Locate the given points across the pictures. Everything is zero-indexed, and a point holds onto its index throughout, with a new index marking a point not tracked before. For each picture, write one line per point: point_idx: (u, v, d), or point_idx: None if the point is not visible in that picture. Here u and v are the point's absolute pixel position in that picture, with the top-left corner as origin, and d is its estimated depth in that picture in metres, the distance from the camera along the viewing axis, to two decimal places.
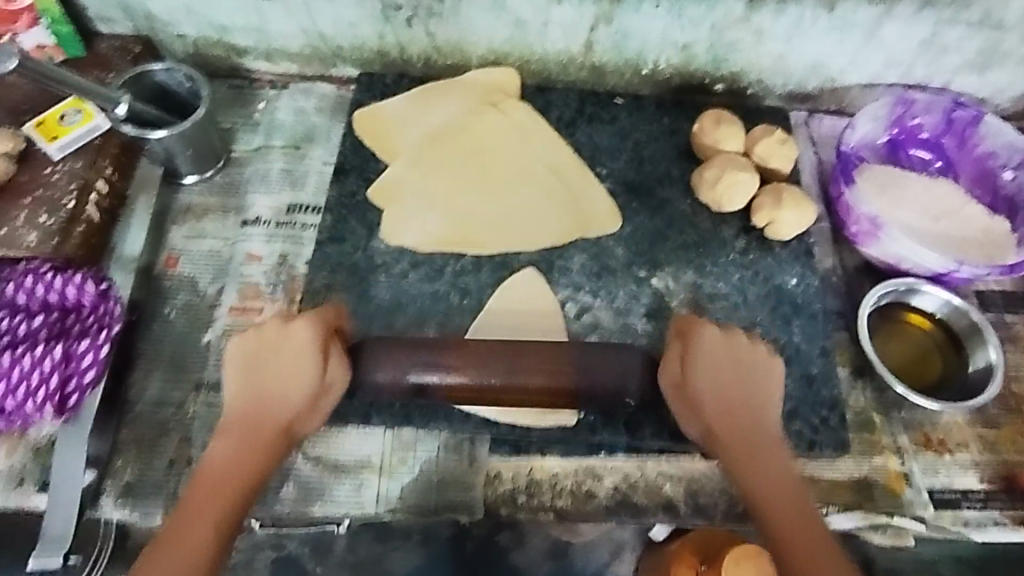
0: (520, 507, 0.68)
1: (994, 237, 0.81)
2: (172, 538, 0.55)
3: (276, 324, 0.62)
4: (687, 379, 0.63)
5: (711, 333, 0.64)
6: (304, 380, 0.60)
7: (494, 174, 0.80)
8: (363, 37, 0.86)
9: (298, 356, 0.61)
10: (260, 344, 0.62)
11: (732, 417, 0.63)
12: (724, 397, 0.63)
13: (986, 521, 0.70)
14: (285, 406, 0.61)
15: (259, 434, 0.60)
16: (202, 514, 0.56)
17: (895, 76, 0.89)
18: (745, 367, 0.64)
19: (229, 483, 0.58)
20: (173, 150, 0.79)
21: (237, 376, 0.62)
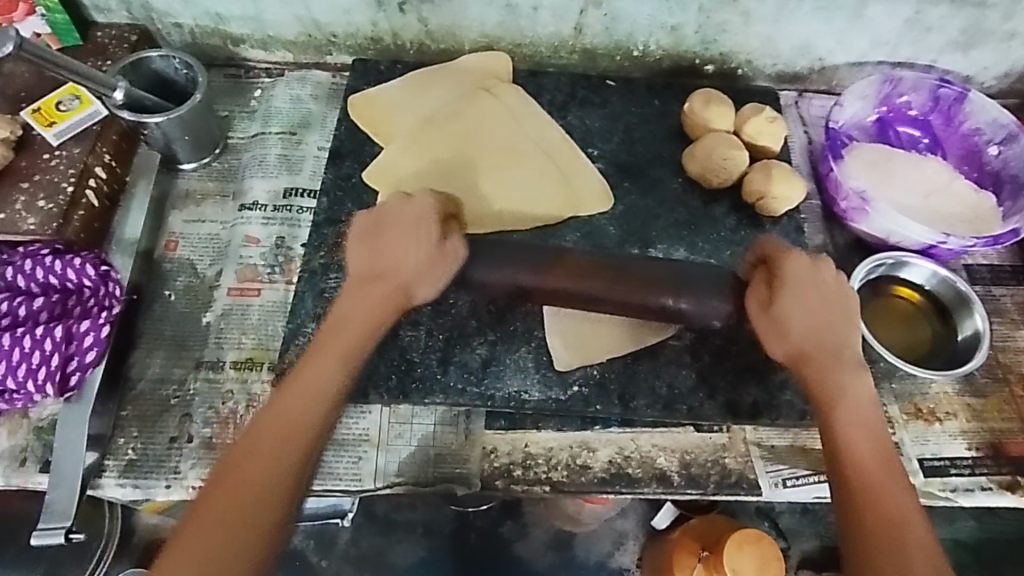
0: (515, 479, 0.70)
1: (981, 210, 0.83)
2: (286, 400, 0.57)
3: (394, 200, 0.64)
4: (773, 306, 0.62)
5: (800, 262, 0.63)
6: (420, 248, 0.62)
7: (488, 154, 0.81)
8: (356, 24, 0.87)
9: (417, 226, 0.63)
10: (378, 220, 0.64)
11: (826, 352, 0.61)
12: (798, 312, 0.61)
13: (973, 487, 0.71)
14: (407, 267, 0.62)
15: (381, 300, 0.62)
16: (316, 379, 0.58)
17: (882, 55, 0.90)
18: (835, 311, 0.63)
19: (340, 349, 0.60)
20: (170, 135, 0.80)
21: (359, 249, 0.64)
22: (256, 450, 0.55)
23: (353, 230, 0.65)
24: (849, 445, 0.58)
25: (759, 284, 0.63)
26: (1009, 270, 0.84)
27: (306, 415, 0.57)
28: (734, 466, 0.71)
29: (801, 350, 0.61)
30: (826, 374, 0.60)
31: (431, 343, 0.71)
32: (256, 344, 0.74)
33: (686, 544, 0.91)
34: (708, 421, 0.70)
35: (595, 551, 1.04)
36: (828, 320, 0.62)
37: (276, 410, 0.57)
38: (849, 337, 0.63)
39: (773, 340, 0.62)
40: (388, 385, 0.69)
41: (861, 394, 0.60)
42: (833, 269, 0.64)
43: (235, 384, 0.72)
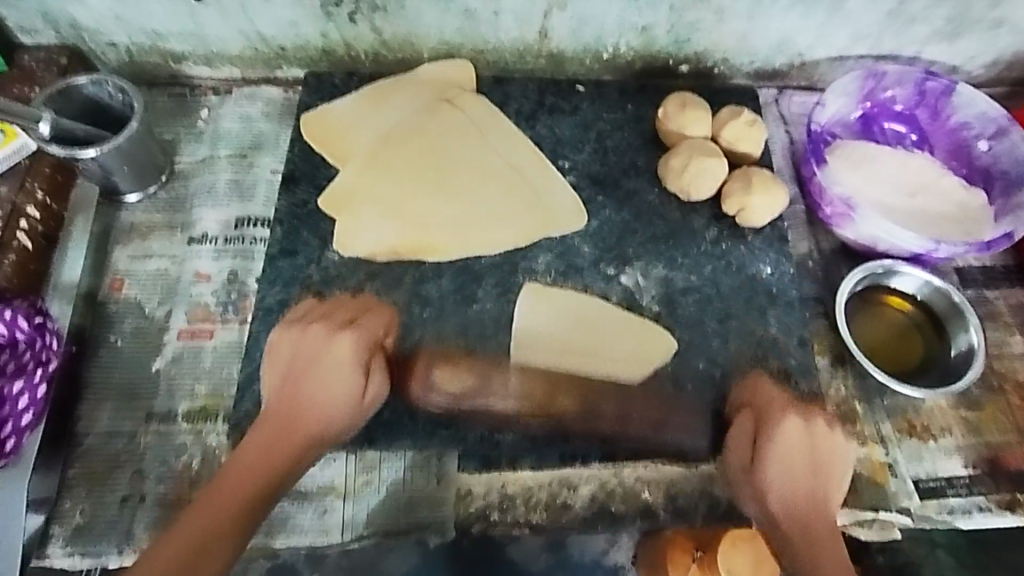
0: (493, 523, 0.66)
1: (971, 211, 0.79)
2: (240, 463, 0.57)
3: (321, 333, 0.65)
4: (760, 462, 0.63)
5: (795, 424, 0.65)
6: (347, 390, 0.62)
7: (451, 174, 0.75)
8: (305, 36, 0.81)
9: (347, 367, 0.63)
10: (301, 352, 0.64)
11: (809, 505, 0.62)
12: (778, 470, 0.62)
13: (971, 507, 0.69)
14: (331, 405, 0.62)
15: (286, 436, 0.60)
16: (249, 472, 0.57)
17: (864, 48, 0.85)
18: (827, 457, 0.64)
19: (283, 442, 0.60)
20: (109, 167, 0.74)
21: (277, 383, 0.63)
22: (162, 556, 0.51)
23: (284, 331, 0.65)
24: (809, 539, 0.60)
25: (744, 426, 0.65)
26: (1001, 272, 0.81)
27: (234, 514, 0.55)
28: (722, 497, 0.68)
29: (778, 523, 0.61)
30: (818, 534, 0.60)
31: (397, 384, 0.67)
32: (210, 391, 0.69)
33: (678, 541, 0.69)
34: (694, 452, 0.67)
35: (588, 551, 0.77)
36: (808, 475, 0.63)
37: (203, 507, 0.54)
38: (830, 480, 0.63)
39: (748, 487, 0.63)
40: (352, 432, 0.64)
41: (841, 558, 0.59)
42: (826, 424, 0.65)
43: (189, 436, 0.67)
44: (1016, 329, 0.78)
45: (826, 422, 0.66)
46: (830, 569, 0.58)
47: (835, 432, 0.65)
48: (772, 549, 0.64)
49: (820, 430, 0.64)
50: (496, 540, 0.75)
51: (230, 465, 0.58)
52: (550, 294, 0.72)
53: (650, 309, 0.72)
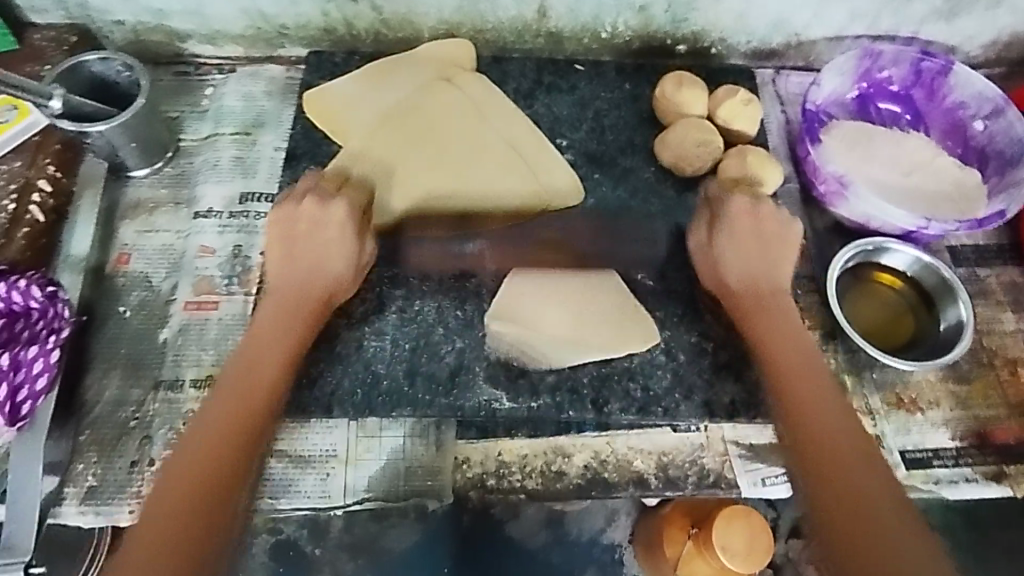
0: (489, 489, 0.68)
1: (965, 189, 0.80)
2: (232, 387, 0.59)
3: (311, 207, 0.67)
4: (713, 240, 0.69)
5: (739, 201, 0.70)
6: (343, 251, 0.67)
7: (449, 152, 0.76)
8: (306, 15, 0.83)
9: (335, 234, 0.67)
10: (292, 226, 0.67)
11: (756, 285, 0.67)
12: (730, 258, 0.68)
13: (957, 478, 0.71)
14: (332, 277, 0.66)
15: (301, 304, 0.65)
16: (248, 398, 0.58)
17: (861, 28, 0.86)
18: (772, 241, 0.68)
19: (295, 311, 0.64)
20: (116, 143, 0.75)
21: (280, 251, 0.67)
22: (212, 429, 0.56)
23: (268, 237, 0.68)
24: (791, 397, 0.60)
25: (701, 221, 0.71)
26: (994, 250, 0.82)
27: (255, 395, 0.59)
28: (712, 466, 0.70)
29: (744, 323, 0.66)
30: (773, 308, 0.66)
31: (397, 354, 0.69)
32: (215, 361, 0.71)
33: (677, 516, 0.71)
34: (685, 422, 0.69)
35: (586, 529, 0.76)
36: (762, 257, 0.68)
37: (228, 411, 0.58)
38: (782, 267, 0.68)
39: (708, 273, 0.70)
40: (353, 400, 0.67)
41: (782, 327, 0.65)
42: (775, 213, 0.69)
43: (195, 404, 0.69)
44: (1008, 307, 0.79)
45: (777, 219, 0.69)
46: (801, 377, 0.61)
47: (779, 214, 0.70)
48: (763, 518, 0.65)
49: (766, 216, 0.69)
50: (493, 515, 0.73)
51: (246, 351, 0.62)
52: (554, 255, 0.75)
53: (644, 284, 0.73)
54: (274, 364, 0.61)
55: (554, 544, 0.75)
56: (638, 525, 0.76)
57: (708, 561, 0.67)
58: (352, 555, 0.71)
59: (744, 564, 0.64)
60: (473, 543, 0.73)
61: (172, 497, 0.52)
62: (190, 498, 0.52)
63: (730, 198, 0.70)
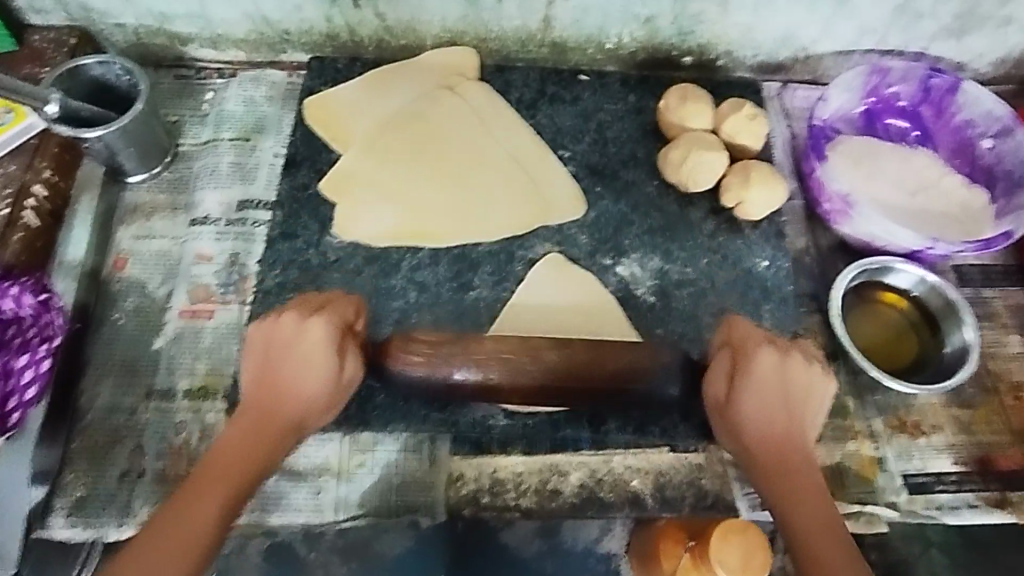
0: (483, 507, 0.67)
1: (972, 210, 0.79)
2: (173, 519, 0.53)
3: (291, 321, 0.61)
4: (733, 397, 0.60)
5: (767, 355, 0.61)
6: (323, 374, 0.60)
7: (450, 162, 0.75)
8: (309, 20, 0.82)
9: (314, 355, 0.60)
10: (272, 340, 0.61)
11: (780, 443, 0.60)
12: (747, 399, 0.60)
13: (959, 504, 0.69)
14: (308, 405, 0.60)
15: (270, 416, 0.59)
16: (196, 513, 0.53)
17: (869, 44, 0.85)
18: (799, 392, 0.61)
19: (262, 435, 0.58)
20: (114, 148, 0.75)
21: (255, 369, 0.61)
22: (158, 548, 0.51)
23: (247, 344, 0.62)
24: (790, 490, 0.57)
25: (721, 364, 0.62)
26: (1000, 271, 0.81)
27: (214, 503, 0.54)
28: (709, 487, 0.69)
29: (751, 453, 0.59)
30: (796, 471, 0.58)
31: (392, 367, 0.68)
32: (209, 370, 0.71)
33: (672, 531, 0.63)
34: (682, 443, 0.68)
35: (582, 538, 0.68)
36: (781, 401, 0.60)
37: (175, 509, 0.53)
38: (803, 430, 0.61)
39: (718, 414, 0.61)
40: (347, 414, 0.67)
41: (810, 481, 0.58)
42: (802, 357, 0.62)
43: (188, 414, 0.69)
44: (1014, 329, 0.78)
45: (804, 356, 0.62)
46: (806, 490, 0.57)
47: (813, 367, 0.62)
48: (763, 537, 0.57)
49: (794, 371, 0.61)
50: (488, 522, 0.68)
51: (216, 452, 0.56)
52: (563, 271, 0.72)
53: (644, 301, 0.72)
54: (241, 465, 0.56)
55: (549, 554, 0.67)
56: (635, 537, 0.67)
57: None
58: (345, 558, 0.65)
59: None
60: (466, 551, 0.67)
61: (145, 568, 0.50)
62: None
63: (749, 333, 0.63)
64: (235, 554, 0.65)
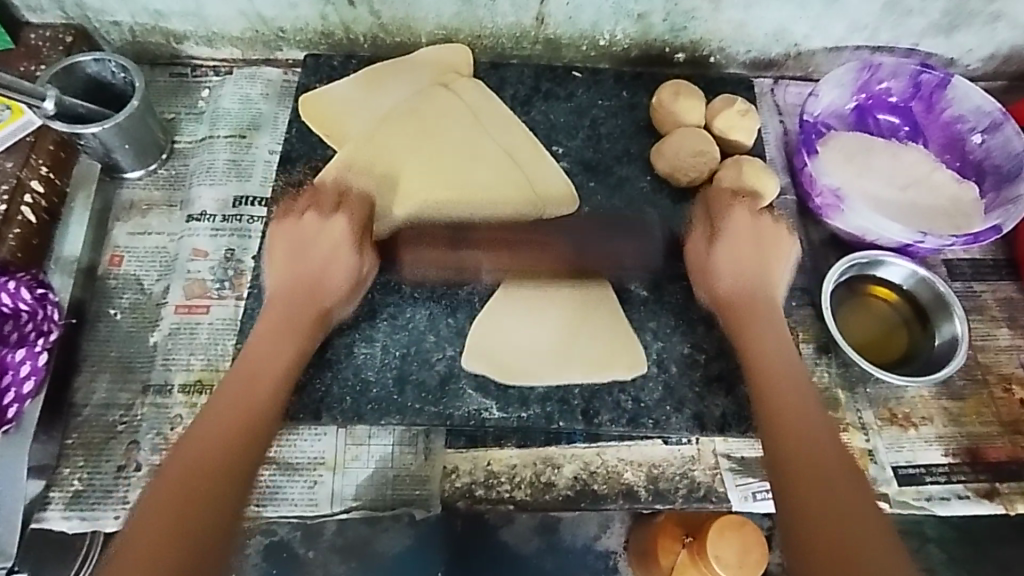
0: (477, 499, 0.68)
1: (962, 204, 0.79)
2: (221, 414, 0.57)
3: (315, 220, 0.69)
4: (710, 250, 0.70)
5: (739, 212, 0.71)
6: (348, 263, 0.68)
7: (444, 158, 0.76)
8: (304, 18, 0.82)
9: (337, 251, 0.68)
10: (297, 236, 0.69)
11: (749, 294, 0.68)
12: (725, 262, 0.69)
13: (948, 495, 0.70)
14: (334, 286, 0.67)
15: (301, 306, 0.66)
16: (246, 412, 0.58)
17: (860, 40, 0.85)
18: (771, 240, 0.70)
19: (271, 363, 0.62)
20: (110, 145, 0.75)
21: (280, 261, 0.68)
22: (188, 462, 0.53)
23: (271, 251, 0.69)
24: (767, 409, 0.59)
25: (701, 239, 0.71)
26: (990, 265, 0.82)
27: (253, 407, 0.58)
28: (702, 479, 0.70)
29: (723, 306, 0.69)
30: (762, 313, 0.67)
31: (387, 361, 0.68)
32: (205, 365, 0.71)
33: (669, 525, 0.68)
34: (675, 435, 0.68)
35: (580, 535, 0.74)
36: (755, 259, 0.69)
37: (220, 409, 0.57)
38: (772, 271, 0.70)
39: (699, 277, 0.70)
40: (342, 407, 0.66)
41: (775, 341, 0.65)
42: (772, 219, 0.72)
43: (183, 408, 0.69)
44: (1003, 322, 0.79)
45: (775, 224, 0.71)
46: (781, 402, 0.59)
47: (778, 224, 0.72)
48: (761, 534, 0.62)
49: (764, 226, 0.71)
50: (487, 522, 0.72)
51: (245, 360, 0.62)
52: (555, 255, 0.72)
53: (637, 295, 0.73)
54: (274, 373, 0.61)
55: (548, 551, 0.73)
56: (632, 534, 0.73)
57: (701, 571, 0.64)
58: (344, 557, 0.70)
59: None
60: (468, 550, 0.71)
61: (191, 457, 0.53)
62: (185, 499, 0.50)
63: (736, 167, 0.75)
64: None
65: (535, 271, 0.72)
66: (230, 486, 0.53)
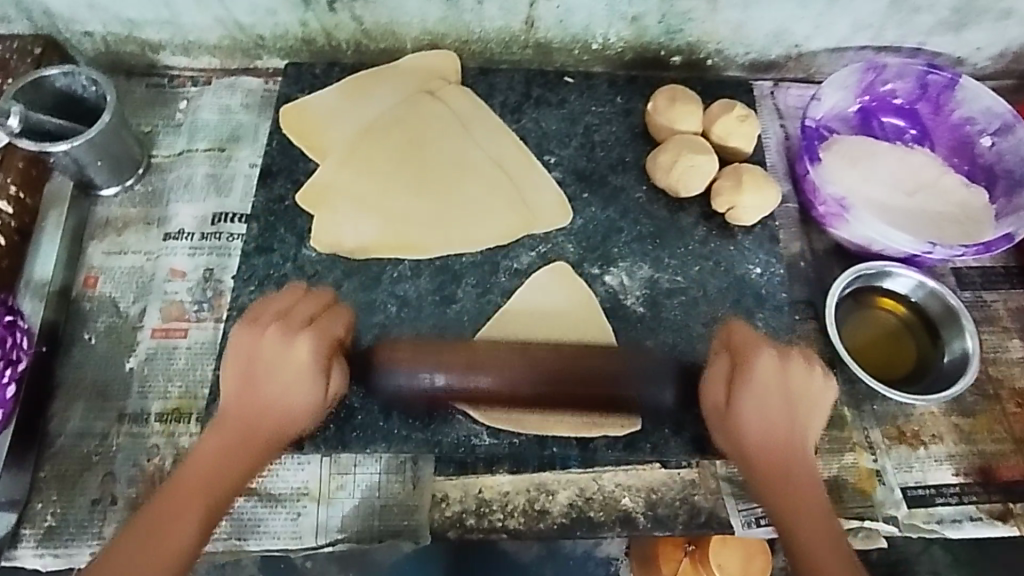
0: (468, 529, 0.65)
1: (972, 211, 0.76)
2: (148, 544, 0.50)
3: (276, 338, 0.56)
4: (733, 402, 0.57)
5: (766, 362, 0.58)
6: (305, 399, 0.56)
7: (431, 172, 0.73)
8: (284, 25, 0.79)
9: (299, 375, 0.56)
10: (256, 351, 0.56)
11: (777, 450, 0.57)
12: (749, 416, 0.57)
13: (960, 517, 0.67)
14: (290, 430, 0.56)
15: (248, 439, 0.55)
16: (172, 538, 0.51)
17: (865, 39, 0.82)
18: (805, 409, 0.58)
19: (235, 457, 0.54)
20: (83, 161, 0.72)
21: (232, 379, 0.56)
22: None
23: (229, 352, 0.57)
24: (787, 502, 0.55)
25: (720, 368, 0.59)
26: (1001, 273, 0.79)
27: (190, 517, 0.51)
28: (703, 504, 0.67)
29: (741, 431, 0.57)
30: (795, 475, 0.56)
31: (372, 386, 0.65)
32: (183, 392, 0.68)
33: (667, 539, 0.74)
34: (674, 459, 0.65)
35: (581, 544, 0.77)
36: (787, 418, 0.57)
37: (150, 524, 0.51)
38: (805, 426, 0.58)
39: (712, 395, 0.58)
40: (325, 435, 0.63)
41: (804, 425, 0.59)
42: (801, 363, 0.59)
43: (161, 437, 0.66)
44: (1016, 334, 0.76)
45: (804, 359, 0.59)
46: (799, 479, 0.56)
47: (813, 372, 0.59)
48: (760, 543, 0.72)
49: (796, 387, 0.58)
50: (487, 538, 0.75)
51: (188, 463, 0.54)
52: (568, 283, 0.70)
53: (634, 311, 0.70)
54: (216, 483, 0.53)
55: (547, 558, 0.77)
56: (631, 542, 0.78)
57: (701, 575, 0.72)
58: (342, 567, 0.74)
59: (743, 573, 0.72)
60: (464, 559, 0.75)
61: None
62: None
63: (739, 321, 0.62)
64: None
65: (520, 385, 0.64)
66: None
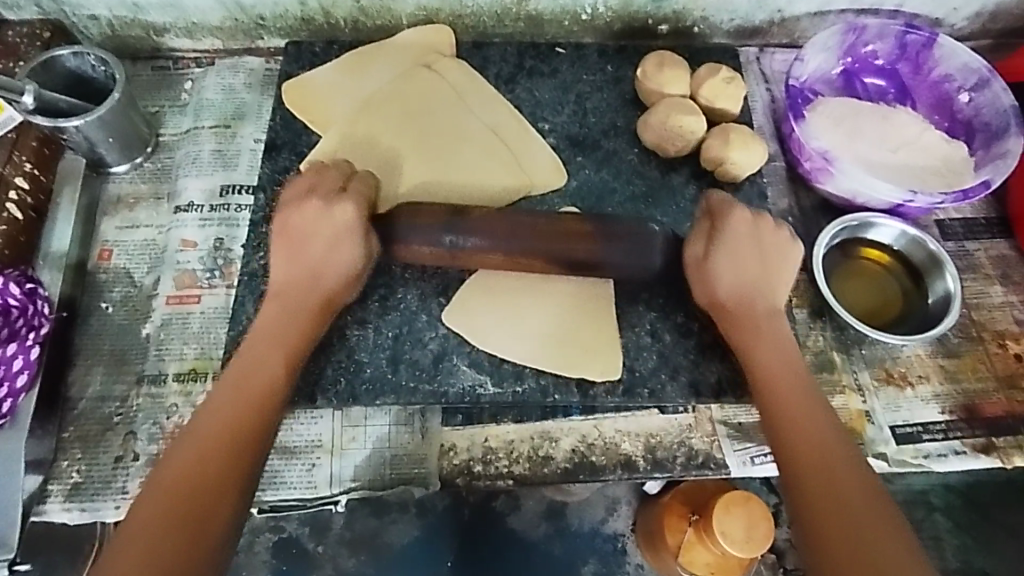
0: (476, 476, 0.68)
1: (953, 163, 0.79)
2: (225, 407, 0.57)
3: (315, 210, 0.64)
4: (710, 255, 0.65)
5: (741, 219, 0.66)
6: (349, 257, 0.64)
7: (428, 139, 0.76)
8: (283, 5, 0.82)
9: (338, 246, 0.64)
10: (295, 224, 0.65)
11: (750, 304, 0.64)
12: (726, 277, 0.64)
13: (947, 452, 0.70)
14: (336, 275, 0.64)
15: (308, 299, 0.64)
16: (250, 394, 0.58)
17: (845, 3, 0.84)
18: (773, 251, 0.65)
19: (300, 305, 0.63)
20: (94, 138, 0.75)
21: (283, 253, 0.65)
22: (189, 460, 0.54)
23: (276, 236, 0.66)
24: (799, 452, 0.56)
25: (699, 228, 0.66)
26: (983, 223, 0.81)
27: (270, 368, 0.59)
28: (701, 447, 0.70)
29: (719, 310, 0.65)
30: (774, 357, 0.62)
31: (380, 342, 0.68)
32: (198, 354, 0.71)
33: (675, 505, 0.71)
34: (671, 403, 0.68)
35: (587, 519, 0.77)
36: (761, 273, 0.65)
37: (233, 386, 0.58)
38: (776, 290, 0.65)
39: (695, 279, 0.66)
40: (337, 389, 0.66)
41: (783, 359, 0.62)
42: (778, 229, 0.66)
43: (179, 397, 0.69)
44: (997, 280, 0.79)
45: (775, 224, 0.66)
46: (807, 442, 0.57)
47: (782, 232, 0.66)
48: (766, 507, 0.62)
49: (771, 242, 0.65)
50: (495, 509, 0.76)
51: (230, 381, 0.59)
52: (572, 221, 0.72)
53: None
54: (261, 395, 0.59)
55: (556, 536, 0.76)
56: (641, 516, 0.75)
57: (709, 547, 0.66)
58: (353, 551, 0.73)
59: (749, 551, 0.61)
60: (475, 535, 0.75)
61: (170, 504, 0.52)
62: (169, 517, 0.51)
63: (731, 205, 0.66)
64: (247, 552, 0.72)
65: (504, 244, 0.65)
66: (236, 476, 0.54)
